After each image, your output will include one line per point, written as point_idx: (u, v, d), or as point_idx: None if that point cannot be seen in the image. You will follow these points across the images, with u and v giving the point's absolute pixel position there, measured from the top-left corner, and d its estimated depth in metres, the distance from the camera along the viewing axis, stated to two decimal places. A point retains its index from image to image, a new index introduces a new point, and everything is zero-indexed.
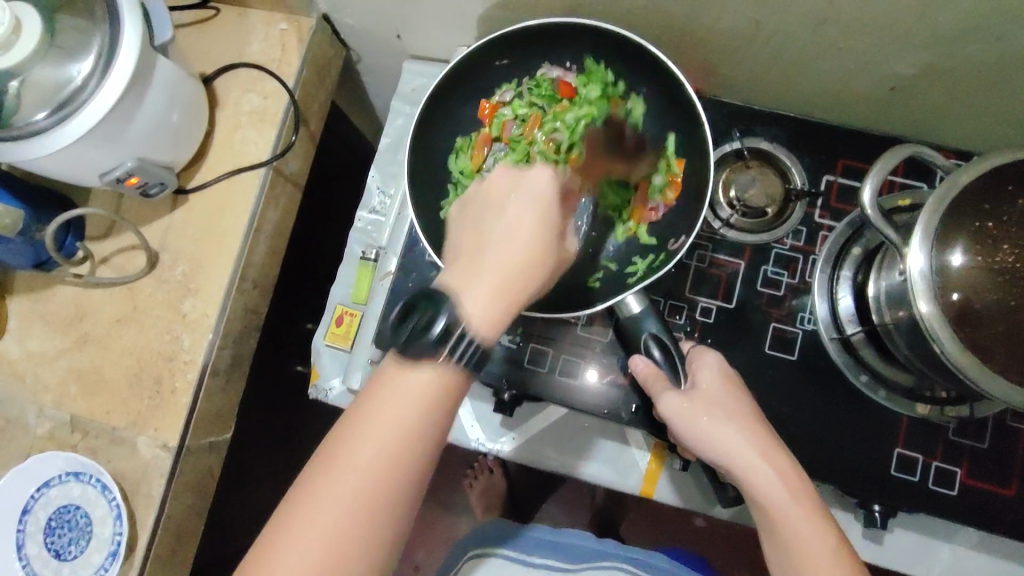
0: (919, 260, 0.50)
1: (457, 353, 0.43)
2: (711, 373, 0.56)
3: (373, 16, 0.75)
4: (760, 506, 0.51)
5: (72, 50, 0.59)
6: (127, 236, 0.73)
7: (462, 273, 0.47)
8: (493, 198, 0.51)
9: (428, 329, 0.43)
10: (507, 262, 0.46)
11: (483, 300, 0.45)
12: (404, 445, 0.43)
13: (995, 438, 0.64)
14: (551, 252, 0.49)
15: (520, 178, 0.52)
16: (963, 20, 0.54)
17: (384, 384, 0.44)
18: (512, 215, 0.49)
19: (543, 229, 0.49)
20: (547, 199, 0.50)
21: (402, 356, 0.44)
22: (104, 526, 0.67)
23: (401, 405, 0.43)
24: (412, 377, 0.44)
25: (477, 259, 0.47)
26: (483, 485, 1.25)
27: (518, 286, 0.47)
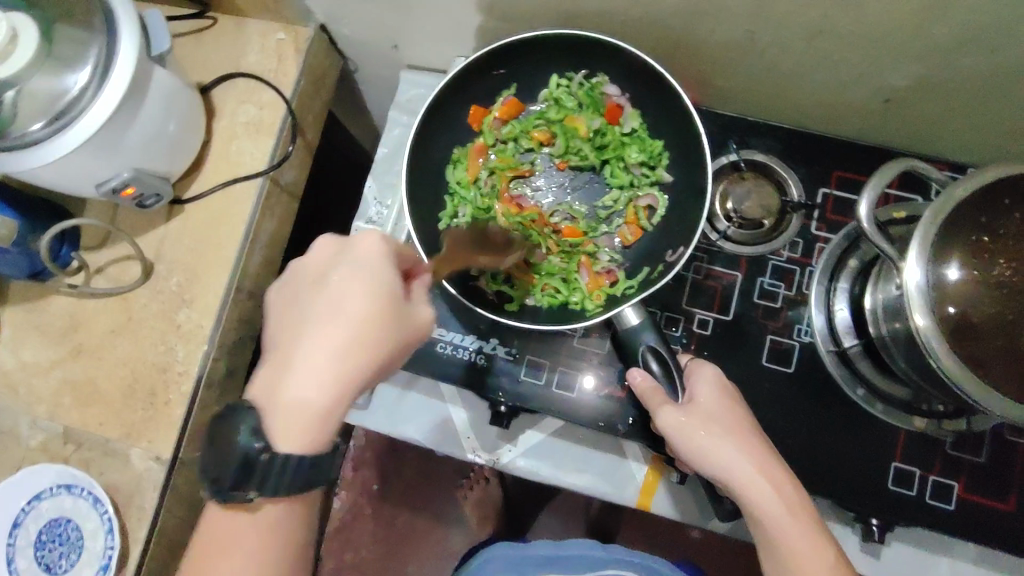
0: (915, 274, 0.50)
1: (269, 476, 0.45)
2: (709, 388, 0.56)
3: (370, 27, 0.75)
4: (757, 522, 0.51)
5: (70, 61, 0.59)
6: (122, 247, 0.73)
7: (277, 371, 0.46)
8: (316, 277, 0.49)
9: (231, 457, 0.45)
10: (319, 361, 0.45)
11: (302, 403, 0.45)
12: (254, 570, 0.48)
13: (992, 452, 0.64)
14: (378, 336, 0.46)
15: (343, 252, 0.49)
16: (958, 34, 0.54)
17: (219, 526, 0.49)
18: (331, 294, 0.47)
19: (365, 311, 0.46)
20: (372, 269, 0.48)
21: (221, 494, 0.47)
22: (96, 538, 0.66)
23: (237, 542, 0.49)
24: (242, 515, 0.49)
25: (291, 351, 0.46)
26: (477, 496, 1.26)
27: (343, 376, 0.45)
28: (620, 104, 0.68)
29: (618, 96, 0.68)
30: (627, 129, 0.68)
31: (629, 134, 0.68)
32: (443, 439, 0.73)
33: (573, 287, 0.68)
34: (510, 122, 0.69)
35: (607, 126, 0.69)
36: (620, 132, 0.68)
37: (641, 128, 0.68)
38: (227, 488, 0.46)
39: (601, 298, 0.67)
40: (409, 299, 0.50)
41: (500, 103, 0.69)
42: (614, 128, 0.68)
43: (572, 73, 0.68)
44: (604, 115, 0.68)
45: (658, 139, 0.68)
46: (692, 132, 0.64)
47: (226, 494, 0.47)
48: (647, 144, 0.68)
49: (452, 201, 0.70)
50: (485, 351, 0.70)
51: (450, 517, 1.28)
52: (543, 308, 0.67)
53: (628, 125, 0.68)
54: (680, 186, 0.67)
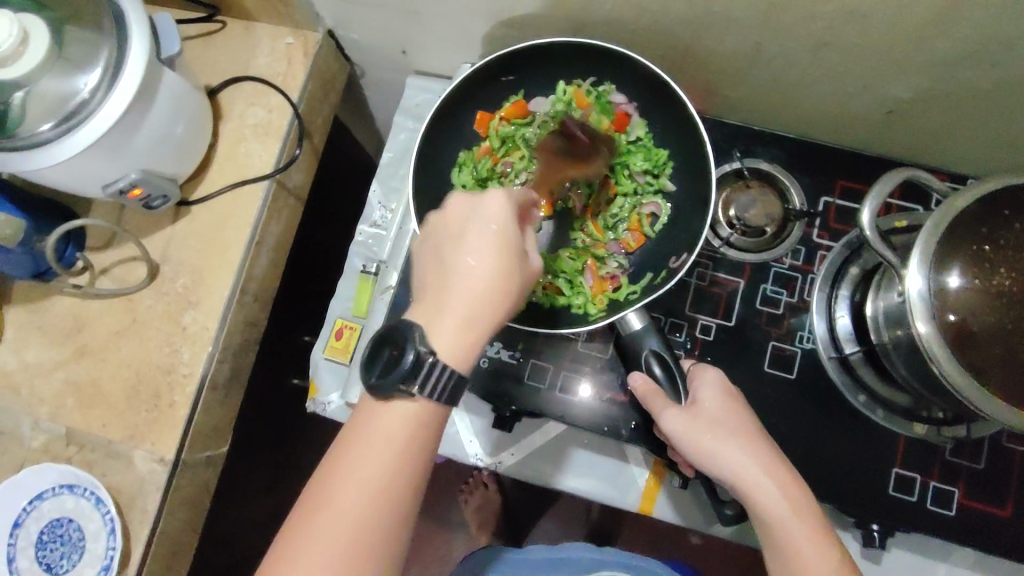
0: (917, 281, 0.51)
1: (427, 385, 0.45)
2: (712, 393, 0.56)
3: (378, 32, 0.76)
4: (761, 522, 0.51)
5: (79, 62, 0.59)
6: (128, 248, 0.73)
7: (428, 307, 0.48)
8: (451, 227, 0.50)
9: (395, 365, 0.45)
10: (468, 298, 0.47)
11: (451, 337, 0.46)
12: (394, 473, 0.45)
13: (991, 458, 0.64)
14: (515, 283, 0.48)
15: (478, 203, 0.49)
16: (960, 47, 0.56)
17: (367, 420, 0.46)
18: (471, 244, 0.48)
19: (504, 260, 0.48)
20: (503, 225, 0.48)
21: (378, 392, 0.45)
22: (97, 540, 0.66)
23: (388, 437, 0.46)
24: (394, 409, 0.46)
25: (443, 290, 0.48)
26: (478, 500, 1.25)
27: (484, 317, 0.47)
28: (629, 111, 0.68)
29: (626, 104, 0.68)
30: (633, 135, 0.69)
31: (633, 142, 0.69)
32: (447, 441, 0.74)
33: (577, 290, 0.69)
34: (514, 122, 0.70)
35: (613, 133, 0.69)
36: (624, 139, 0.69)
37: (647, 135, 0.68)
38: (385, 388, 0.45)
39: (603, 302, 0.68)
40: (533, 249, 0.51)
41: (505, 108, 0.70)
42: (616, 136, 0.68)
43: (580, 81, 0.68)
44: (610, 122, 0.68)
45: (662, 149, 0.68)
46: (698, 143, 0.64)
47: (382, 394, 0.45)
48: (652, 151, 0.69)
49: None
50: (488, 355, 0.70)
51: (452, 521, 1.29)
52: (546, 308, 0.68)
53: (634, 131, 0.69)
54: (684, 196, 0.68)
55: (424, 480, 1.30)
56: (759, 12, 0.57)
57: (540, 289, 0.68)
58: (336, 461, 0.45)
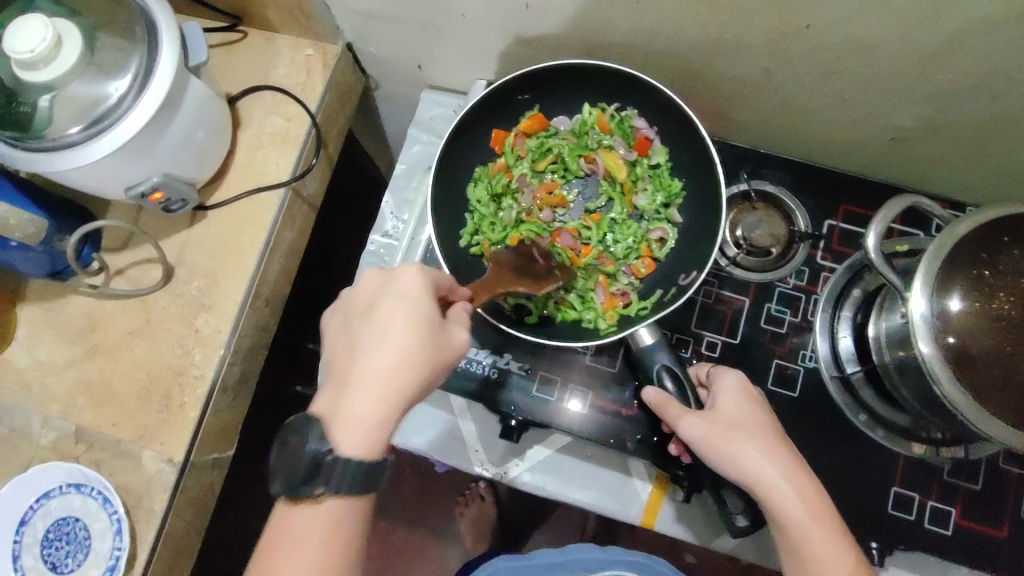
0: (919, 303, 0.53)
1: (333, 478, 0.45)
2: (733, 396, 0.57)
3: (397, 47, 0.78)
4: (779, 525, 0.52)
5: (108, 68, 0.60)
6: (144, 249, 0.74)
7: (333, 393, 0.47)
8: (362, 306, 0.50)
9: (300, 461, 0.45)
10: (375, 380, 0.46)
11: (352, 422, 0.46)
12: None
13: (988, 479, 0.66)
14: (426, 361, 0.48)
15: (388, 281, 0.50)
16: (962, 79, 0.58)
17: (283, 523, 0.46)
18: (378, 322, 0.48)
19: (412, 335, 0.47)
20: (412, 300, 0.49)
21: (289, 490, 0.45)
22: (103, 539, 0.66)
23: (304, 540, 0.45)
24: (304, 510, 0.46)
25: (348, 373, 0.47)
26: (474, 513, 1.27)
27: (388, 396, 0.46)
28: (650, 136, 0.70)
29: (648, 129, 0.70)
30: (649, 158, 0.70)
31: (650, 166, 0.71)
32: (453, 451, 0.74)
33: (587, 305, 0.70)
34: (535, 136, 0.71)
35: (636, 157, 0.71)
36: (643, 163, 0.71)
37: (663, 159, 0.70)
38: (296, 486, 0.45)
39: (614, 318, 0.69)
40: (450, 321, 0.51)
41: (522, 122, 0.71)
42: (635, 159, 0.71)
43: (605, 103, 0.70)
44: (633, 147, 0.70)
45: (674, 179, 0.70)
46: (711, 173, 0.66)
47: (294, 493, 0.45)
48: (664, 177, 0.70)
49: (472, 218, 0.71)
50: (497, 366, 0.71)
51: (448, 535, 1.30)
52: (558, 323, 0.69)
53: (650, 155, 0.70)
54: (693, 225, 0.70)
55: (421, 491, 1.31)
56: (769, 39, 0.59)
57: (553, 304, 0.69)
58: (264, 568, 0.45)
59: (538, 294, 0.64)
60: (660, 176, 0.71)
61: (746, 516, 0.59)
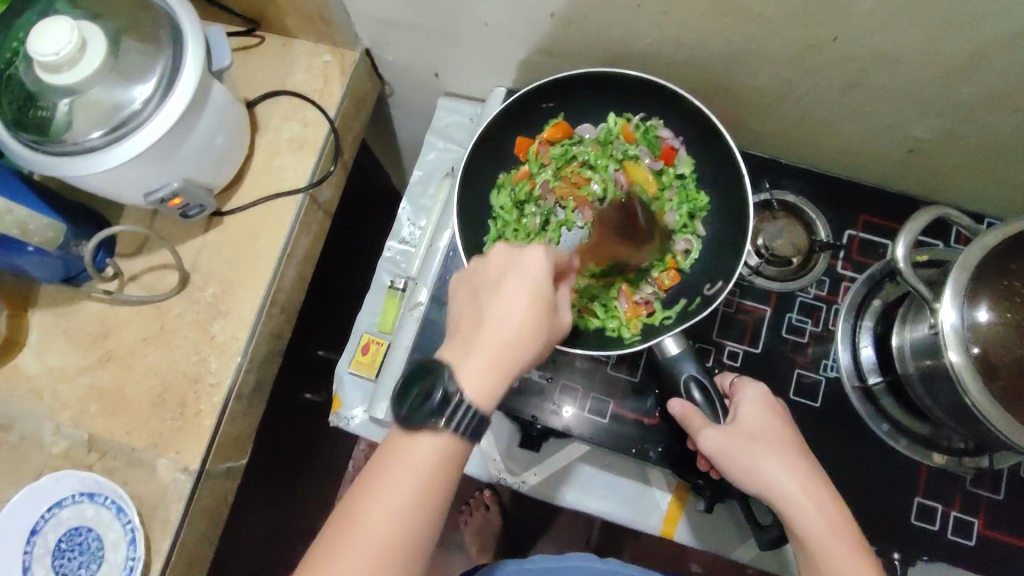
0: (950, 315, 0.53)
1: (456, 421, 0.44)
2: (754, 408, 0.57)
3: (415, 54, 0.78)
4: (799, 538, 0.51)
5: (131, 72, 0.59)
6: (158, 255, 0.73)
7: (460, 350, 0.47)
8: (491, 273, 0.49)
9: (430, 399, 0.44)
10: (499, 345, 0.45)
11: (477, 380, 0.45)
12: (417, 507, 0.44)
13: (1010, 489, 0.66)
14: (544, 336, 0.47)
15: (517, 253, 0.48)
16: (985, 91, 0.58)
17: (396, 446, 0.45)
18: (506, 290, 0.47)
19: (538, 310, 0.47)
20: (540, 278, 0.47)
21: (409, 422, 0.45)
22: (116, 550, 0.65)
23: (417, 465, 0.44)
24: (423, 440, 0.45)
25: (476, 335, 0.46)
26: (478, 522, 1.25)
27: (511, 361, 0.46)
28: (675, 147, 0.70)
29: (673, 140, 0.70)
30: (675, 169, 0.71)
31: (677, 178, 0.71)
32: (471, 460, 0.74)
33: (611, 313, 0.69)
34: (559, 143, 0.71)
35: (661, 167, 0.71)
36: (669, 174, 0.71)
37: (689, 171, 0.70)
38: (417, 419, 0.44)
39: (638, 327, 0.69)
40: (562, 302, 0.51)
41: (547, 129, 0.71)
42: (660, 168, 0.71)
43: (630, 113, 0.70)
44: (658, 157, 0.71)
45: (699, 190, 0.71)
46: (736, 189, 0.67)
47: (413, 423, 0.45)
48: (689, 187, 0.71)
49: (495, 225, 0.72)
50: (518, 374, 0.71)
51: (451, 543, 1.29)
52: (580, 331, 0.68)
53: (676, 166, 0.70)
54: (717, 237, 0.70)
55: None
56: (794, 50, 0.59)
57: (576, 312, 0.69)
58: (365, 492, 0.44)
59: (636, 259, 0.71)
60: (686, 188, 0.71)
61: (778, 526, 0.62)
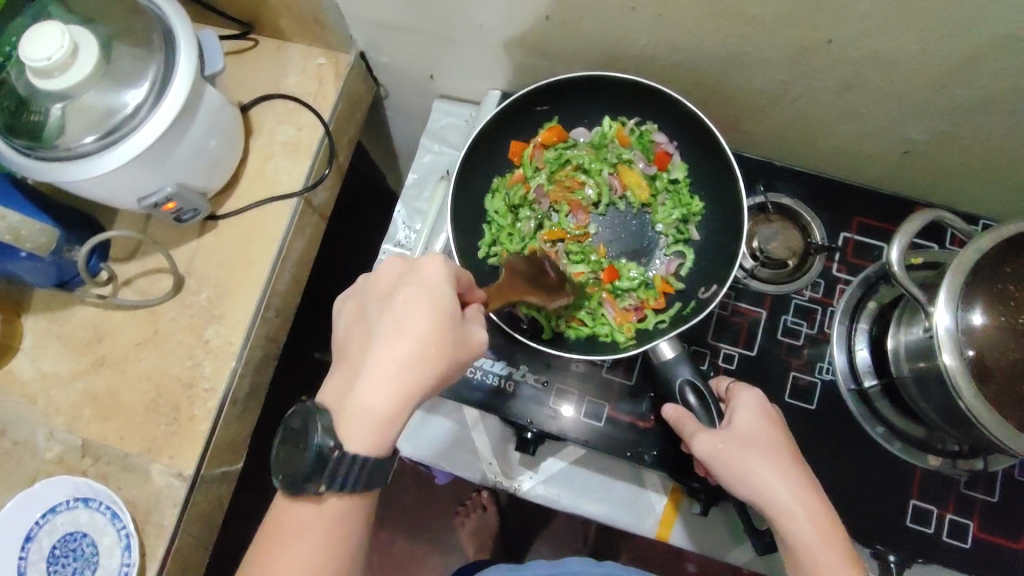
0: (945, 317, 0.53)
1: (333, 475, 0.46)
2: (751, 414, 0.57)
3: (410, 56, 0.77)
4: (787, 546, 0.52)
5: (123, 77, 0.59)
6: (152, 259, 0.73)
7: (345, 381, 0.47)
8: (380, 294, 0.49)
9: (303, 455, 0.46)
10: (387, 371, 0.46)
11: (361, 414, 0.46)
12: (308, 568, 0.47)
13: (1004, 491, 0.66)
14: (442, 354, 0.47)
15: (408, 272, 0.49)
16: (978, 94, 0.58)
17: (284, 516, 0.48)
18: (394, 312, 0.47)
19: (430, 330, 0.47)
20: (434, 295, 0.48)
21: (288, 484, 0.47)
22: (111, 556, 0.65)
23: (305, 534, 0.48)
24: (304, 507, 0.48)
25: (362, 364, 0.47)
26: (475, 523, 1.25)
27: (402, 388, 0.46)
28: (669, 151, 0.71)
29: (667, 144, 0.70)
30: (669, 173, 0.71)
31: (671, 182, 0.71)
32: (466, 465, 0.74)
33: (599, 320, 0.70)
34: (553, 146, 0.72)
35: (655, 172, 0.71)
36: (663, 179, 0.71)
37: (682, 176, 0.70)
38: (294, 480, 0.46)
39: (631, 331, 0.69)
40: (465, 317, 0.50)
41: (541, 133, 0.71)
42: (653, 172, 0.71)
43: (625, 117, 0.71)
44: (652, 161, 0.71)
45: (692, 196, 0.71)
46: (731, 193, 0.67)
47: (295, 486, 0.47)
48: (683, 191, 0.71)
49: (489, 229, 0.71)
50: (514, 378, 0.71)
51: (447, 545, 1.28)
52: (572, 339, 0.69)
53: (670, 170, 0.71)
54: (711, 242, 0.70)
55: (422, 500, 1.30)
56: (788, 53, 0.59)
57: (565, 320, 0.69)
58: (261, 559, 0.47)
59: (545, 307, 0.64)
60: (680, 192, 0.71)
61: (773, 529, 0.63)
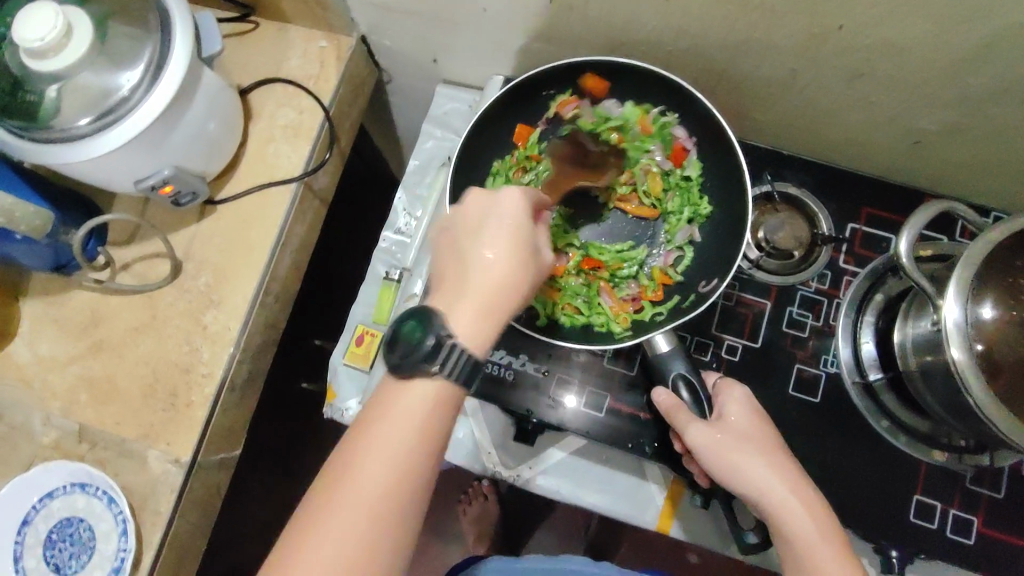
0: (953, 310, 0.51)
1: (448, 366, 0.43)
2: (738, 409, 0.57)
3: (412, 40, 0.76)
4: (788, 543, 0.51)
5: (119, 57, 0.58)
6: (149, 244, 0.72)
7: (447, 295, 0.46)
8: (470, 220, 0.49)
9: (418, 346, 0.43)
10: (489, 287, 0.46)
11: (467, 323, 0.45)
12: (413, 455, 0.42)
13: (1010, 487, 0.65)
14: (530, 272, 0.47)
15: (494, 198, 0.49)
16: (995, 84, 0.57)
17: (387, 399, 0.44)
18: (488, 235, 0.47)
19: (521, 254, 0.47)
20: (520, 219, 0.48)
21: (399, 371, 0.43)
22: (107, 541, 0.65)
23: (407, 418, 0.43)
24: (413, 389, 0.43)
25: (462, 281, 0.46)
26: (477, 511, 1.24)
27: (500, 305, 0.46)
28: (687, 147, 0.69)
29: (686, 139, 0.69)
30: (681, 170, 0.70)
31: (683, 178, 0.70)
32: (464, 454, 0.73)
33: (596, 309, 0.69)
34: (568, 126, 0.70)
35: (671, 167, 0.70)
36: (675, 176, 0.70)
37: (693, 172, 0.69)
38: (406, 366, 0.43)
39: (627, 321, 0.68)
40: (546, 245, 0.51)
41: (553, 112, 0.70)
42: (670, 168, 0.70)
43: (650, 104, 0.68)
44: (669, 156, 0.70)
45: (702, 195, 0.69)
46: (738, 182, 0.66)
47: (404, 373, 0.43)
48: (690, 186, 0.70)
49: None
50: (513, 367, 0.70)
51: (448, 532, 1.28)
52: (567, 327, 0.68)
53: (682, 167, 0.70)
54: (711, 239, 0.69)
55: None
56: (798, 40, 0.58)
57: (560, 309, 0.69)
58: (356, 444, 0.42)
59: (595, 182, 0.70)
60: (690, 191, 0.70)
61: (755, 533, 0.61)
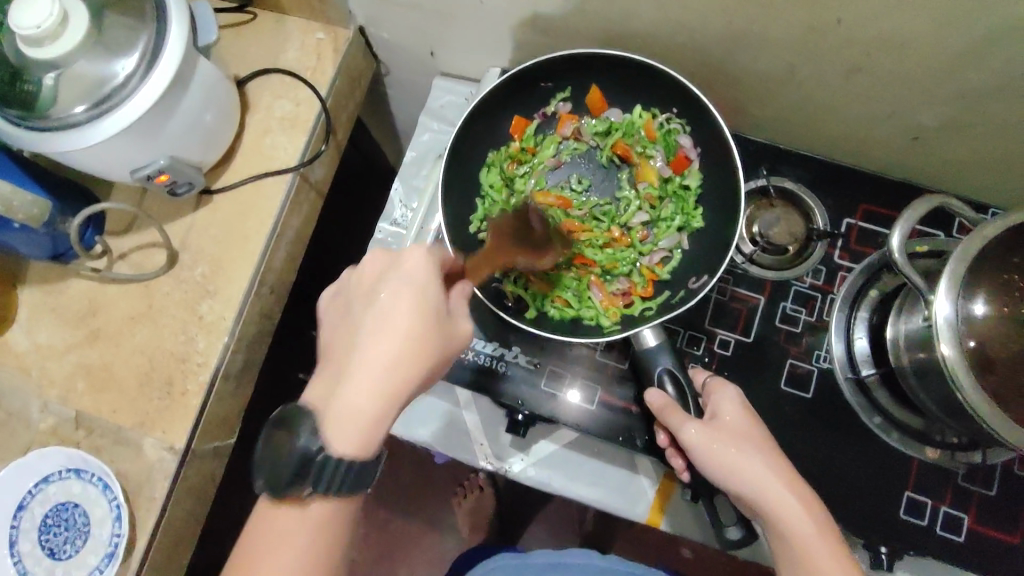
0: (945, 307, 0.51)
1: (321, 479, 0.44)
2: (734, 408, 0.57)
3: (410, 33, 0.76)
4: (786, 543, 0.51)
5: (115, 46, 0.58)
6: (146, 233, 0.73)
7: (331, 378, 0.47)
8: (366, 288, 0.50)
9: (289, 455, 0.44)
10: (375, 366, 0.46)
11: (349, 407, 0.45)
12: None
13: (1003, 485, 0.65)
14: (423, 352, 0.47)
15: (395, 261, 0.49)
16: (993, 79, 0.57)
17: (267, 524, 0.46)
18: (381, 306, 0.48)
19: (417, 324, 0.47)
20: (421, 286, 0.48)
21: (274, 489, 0.45)
22: (103, 526, 0.66)
23: (289, 545, 0.46)
24: (291, 514, 0.46)
25: (346, 359, 0.47)
26: (472, 504, 1.25)
27: (386, 385, 0.46)
28: (690, 156, 0.69)
29: (690, 149, 0.68)
30: (679, 177, 0.69)
31: (681, 184, 0.69)
32: (456, 445, 0.73)
33: (586, 303, 0.69)
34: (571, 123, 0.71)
35: (671, 174, 0.70)
36: (674, 183, 0.70)
37: (691, 181, 0.69)
38: (280, 484, 0.44)
39: (617, 316, 0.68)
40: (454, 311, 0.51)
41: (554, 112, 0.71)
42: (670, 176, 0.70)
43: (657, 110, 0.69)
44: (670, 162, 0.69)
45: (698, 206, 0.69)
46: (732, 182, 0.65)
47: (278, 488, 0.45)
48: (687, 192, 0.69)
49: (483, 203, 0.70)
50: (506, 360, 0.71)
51: (443, 524, 1.29)
52: (555, 320, 0.68)
53: (681, 173, 0.69)
54: (703, 243, 0.68)
55: (422, 481, 1.30)
56: (796, 33, 0.57)
57: (549, 302, 0.69)
58: (243, 570, 0.45)
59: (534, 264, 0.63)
60: (686, 198, 0.69)
61: (740, 528, 0.60)
